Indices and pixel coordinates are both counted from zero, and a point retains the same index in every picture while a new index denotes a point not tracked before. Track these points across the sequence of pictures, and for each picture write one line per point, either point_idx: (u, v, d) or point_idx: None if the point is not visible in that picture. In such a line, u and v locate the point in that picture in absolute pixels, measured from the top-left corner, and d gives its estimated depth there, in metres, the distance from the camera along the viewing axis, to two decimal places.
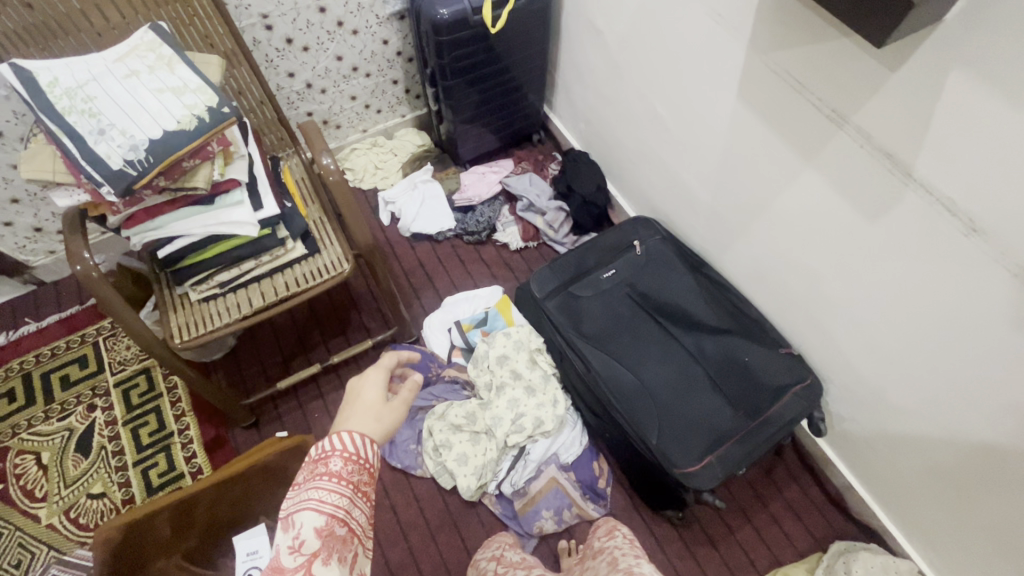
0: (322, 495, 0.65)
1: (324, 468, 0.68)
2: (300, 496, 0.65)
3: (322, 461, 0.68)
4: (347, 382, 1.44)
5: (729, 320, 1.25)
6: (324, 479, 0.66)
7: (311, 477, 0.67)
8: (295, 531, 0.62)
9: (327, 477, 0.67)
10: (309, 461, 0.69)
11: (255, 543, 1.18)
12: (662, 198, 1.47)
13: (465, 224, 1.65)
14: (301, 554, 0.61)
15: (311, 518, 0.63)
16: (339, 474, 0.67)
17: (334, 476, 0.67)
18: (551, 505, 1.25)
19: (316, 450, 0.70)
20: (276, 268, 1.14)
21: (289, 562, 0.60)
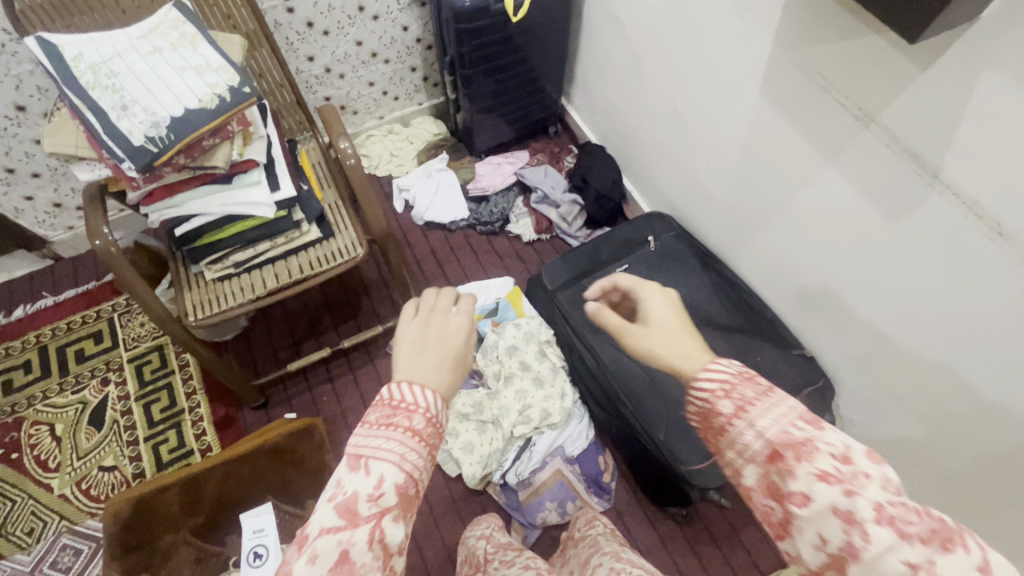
0: (402, 452, 0.52)
1: (405, 419, 0.54)
2: (375, 440, 0.53)
3: (404, 412, 0.55)
4: (356, 367, 1.45)
5: (741, 319, 1.24)
6: (405, 434, 0.53)
7: (388, 423, 0.54)
8: (373, 480, 0.50)
9: (407, 431, 0.53)
10: (387, 401, 0.56)
11: (262, 521, 1.18)
12: (678, 195, 1.46)
13: (478, 214, 1.64)
14: (376, 507, 0.50)
15: (390, 475, 0.51)
16: (423, 434, 0.54)
17: (415, 431, 0.54)
18: (555, 497, 1.25)
19: (398, 392, 0.56)
20: (291, 250, 1.15)
21: (363, 511, 0.50)
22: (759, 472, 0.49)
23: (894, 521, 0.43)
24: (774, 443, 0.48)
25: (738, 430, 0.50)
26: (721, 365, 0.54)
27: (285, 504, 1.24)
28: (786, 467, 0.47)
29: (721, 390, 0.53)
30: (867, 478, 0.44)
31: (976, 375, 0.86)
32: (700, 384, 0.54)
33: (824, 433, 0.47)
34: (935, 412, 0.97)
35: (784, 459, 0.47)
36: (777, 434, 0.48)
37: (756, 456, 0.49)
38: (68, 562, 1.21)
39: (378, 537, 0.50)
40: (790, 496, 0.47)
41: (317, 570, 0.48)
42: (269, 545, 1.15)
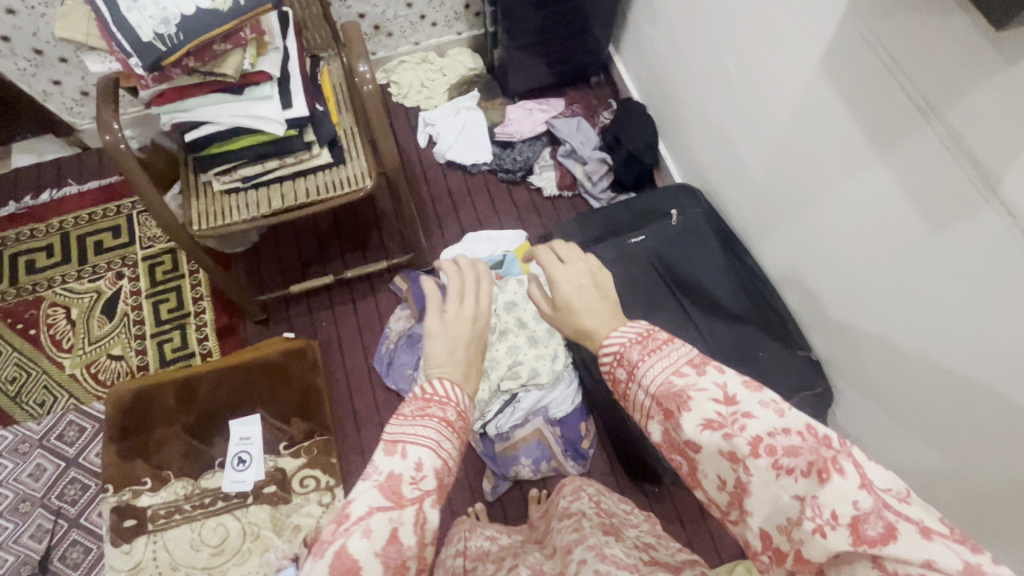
0: (436, 440, 0.61)
1: (438, 411, 0.63)
2: (413, 430, 0.61)
3: (437, 405, 0.63)
4: (357, 298, 1.45)
5: (752, 310, 1.18)
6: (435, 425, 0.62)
7: (422, 415, 0.62)
8: (414, 463, 0.58)
9: (441, 421, 0.62)
10: (421, 396, 0.64)
11: (249, 429, 1.24)
12: (712, 168, 1.36)
13: (501, 160, 1.58)
14: (417, 489, 0.57)
15: (427, 460, 0.59)
16: (453, 425, 0.63)
17: (446, 422, 0.63)
18: (530, 455, 1.27)
19: (431, 388, 0.65)
20: (300, 173, 1.13)
21: (407, 492, 0.57)
22: (663, 429, 0.59)
23: (770, 449, 0.50)
24: (664, 403, 0.58)
25: (637, 392, 0.61)
26: (618, 339, 0.63)
27: (275, 418, 1.25)
28: (676, 420, 0.57)
29: (616, 359, 0.64)
30: (742, 417, 0.52)
31: (984, 405, 0.80)
32: (605, 349, 0.64)
33: (699, 380, 0.56)
34: (929, 432, 0.92)
35: (672, 412, 0.57)
36: (660, 389, 0.58)
37: (656, 412, 0.59)
38: (72, 437, 1.30)
39: (420, 519, 0.56)
40: (688, 444, 0.56)
41: (371, 545, 0.53)
42: (255, 453, 1.22)
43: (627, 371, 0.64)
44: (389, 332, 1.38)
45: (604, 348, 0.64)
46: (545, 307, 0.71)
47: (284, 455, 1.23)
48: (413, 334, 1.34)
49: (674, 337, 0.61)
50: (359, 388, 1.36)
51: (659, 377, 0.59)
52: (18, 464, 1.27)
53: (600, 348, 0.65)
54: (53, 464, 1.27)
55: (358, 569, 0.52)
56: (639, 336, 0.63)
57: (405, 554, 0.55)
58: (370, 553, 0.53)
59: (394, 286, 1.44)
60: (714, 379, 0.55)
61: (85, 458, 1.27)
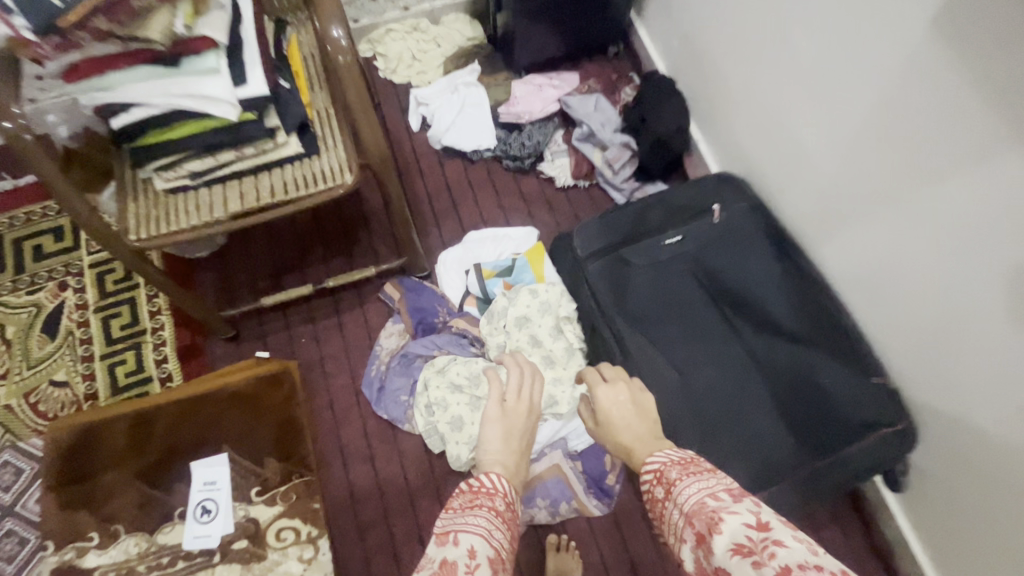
0: (488, 525, 0.65)
1: (486, 501, 0.69)
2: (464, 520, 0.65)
3: (484, 495, 0.69)
4: (342, 311, 1.24)
5: (814, 327, 0.98)
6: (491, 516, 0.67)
7: (472, 505, 0.68)
8: (466, 548, 0.61)
9: (491, 511, 0.67)
10: (469, 488, 0.71)
11: (214, 472, 1.05)
12: (760, 155, 1.15)
13: (507, 145, 1.35)
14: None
15: (483, 542, 0.62)
16: (502, 513, 0.69)
17: (495, 511, 0.68)
18: (548, 495, 1.09)
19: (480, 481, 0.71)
20: (263, 167, 0.91)
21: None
22: (693, 558, 0.55)
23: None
24: (698, 523, 0.55)
25: (676, 508, 0.59)
26: (660, 458, 0.65)
27: (245, 457, 1.06)
28: (705, 544, 0.53)
29: (656, 477, 0.64)
30: (772, 542, 0.49)
31: None
32: (647, 465, 0.66)
33: (732, 505, 0.55)
34: None
35: (703, 535, 0.54)
36: (692, 508, 0.57)
37: (692, 532, 0.55)
38: (8, 481, 1.10)
39: None
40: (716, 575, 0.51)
41: None
42: (221, 499, 1.02)
43: (664, 490, 0.63)
44: (379, 350, 1.19)
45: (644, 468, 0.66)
46: (590, 422, 0.77)
47: (257, 502, 1.03)
48: (408, 354, 1.15)
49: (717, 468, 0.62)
50: (346, 416, 1.17)
51: (694, 498, 0.58)
52: None
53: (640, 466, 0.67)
54: None
55: None
56: (682, 461, 0.64)
57: None
58: None
59: (385, 295, 1.24)
60: (749, 507, 0.54)
61: (23, 507, 1.08)
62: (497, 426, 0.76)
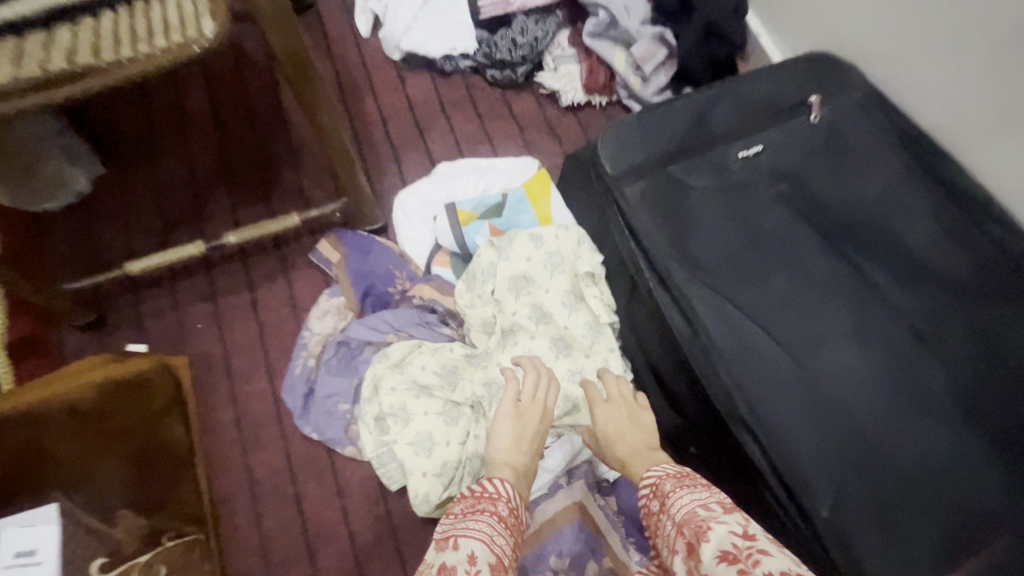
0: (490, 534, 0.46)
1: (490, 506, 0.50)
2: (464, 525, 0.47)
3: (488, 501, 0.51)
4: (257, 283, 0.85)
5: (1004, 278, 0.60)
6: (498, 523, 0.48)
7: (473, 512, 0.49)
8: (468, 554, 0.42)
9: (495, 516, 0.49)
10: (468, 494, 0.51)
11: (33, 539, 0.62)
12: (872, 26, 0.76)
13: (493, 47, 0.96)
14: None
15: (482, 551, 0.43)
16: (508, 521, 0.49)
17: (500, 518, 0.49)
18: (568, 551, 0.70)
19: (485, 485, 0.53)
20: (57, 12, 0.52)
21: None
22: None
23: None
24: (685, 532, 0.44)
25: (664, 525, 0.47)
26: (655, 471, 0.53)
27: (87, 510, 0.67)
28: (693, 557, 0.42)
29: (651, 492, 0.52)
30: (759, 552, 0.39)
31: None
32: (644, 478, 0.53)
33: (723, 516, 0.44)
34: None
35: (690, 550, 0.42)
36: (683, 517, 0.45)
37: (679, 546, 0.44)
38: None
39: None
40: None
41: None
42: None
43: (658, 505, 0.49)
44: (306, 339, 0.80)
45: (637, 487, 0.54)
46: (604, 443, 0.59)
47: None
48: (349, 341, 0.77)
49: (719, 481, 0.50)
50: (259, 438, 0.78)
51: (682, 507, 0.47)
52: None
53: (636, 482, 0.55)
54: None
55: None
56: (678, 473, 0.52)
57: None
58: None
59: (319, 257, 0.85)
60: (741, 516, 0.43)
61: None
62: (507, 427, 0.60)
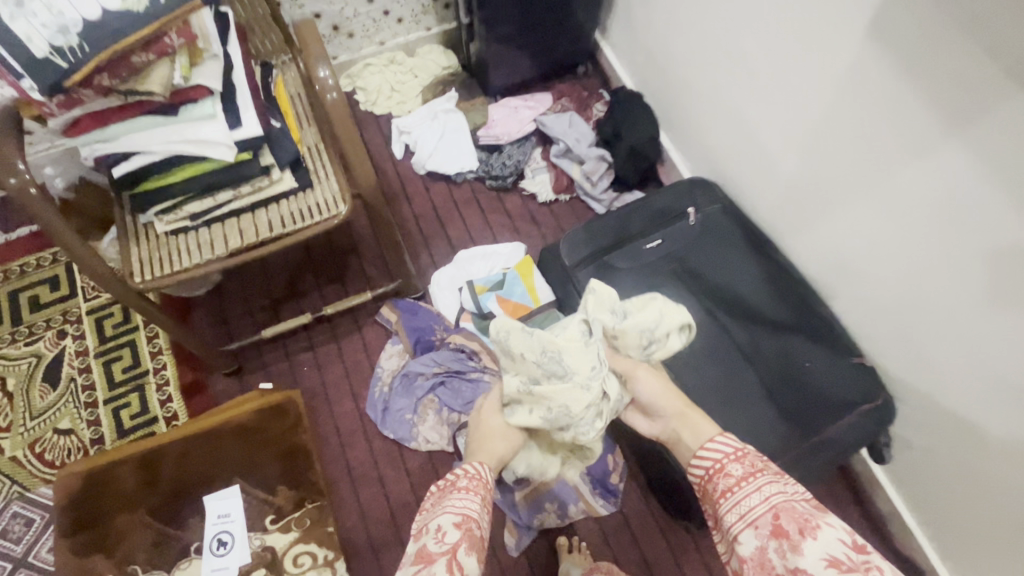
0: (460, 505, 0.67)
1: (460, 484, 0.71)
2: (441, 508, 0.67)
3: (456, 481, 0.71)
4: (341, 337, 1.28)
5: (795, 316, 1.04)
6: (472, 494, 0.69)
7: (445, 495, 0.70)
8: (435, 529, 0.64)
9: (463, 490, 0.70)
10: (439, 486, 0.72)
11: (227, 505, 1.06)
12: (727, 157, 1.21)
13: (489, 166, 1.42)
14: (444, 545, 0.62)
15: (448, 519, 0.65)
16: (474, 486, 0.71)
17: (467, 489, 0.70)
18: (555, 499, 1.12)
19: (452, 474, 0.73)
20: (259, 203, 0.95)
21: (436, 550, 0.62)
22: (759, 544, 0.61)
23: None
24: (779, 517, 0.60)
25: (746, 495, 0.64)
26: (725, 447, 0.69)
27: (257, 486, 1.09)
28: (790, 540, 0.58)
29: (732, 457, 0.68)
30: (873, 567, 0.53)
31: None
32: (715, 448, 0.70)
33: (827, 518, 0.58)
34: (1010, 450, 0.81)
35: (788, 534, 0.58)
36: (780, 504, 0.61)
37: (763, 523, 0.61)
38: (18, 533, 1.11)
39: (456, 566, 0.61)
40: (796, 572, 0.56)
41: None
42: (237, 532, 1.04)
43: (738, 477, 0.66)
44: (380, 373, 1.22)
45: (700, 457, 0.70)
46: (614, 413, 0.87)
47: (271, 531, 1.06)
48: (409, 373, 1.18)
49: (774, 469, 0.65)
50: (352, 441, 1.19)
51: (773, 495, 0.62)
52: None
53: (696, 459, 0.71)
54: None
55: None
56: (741, 454, 0.68)
57: None
58: None
59: (382, 318, 1.27)
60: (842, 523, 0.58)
61: (36, 557, 1.09)
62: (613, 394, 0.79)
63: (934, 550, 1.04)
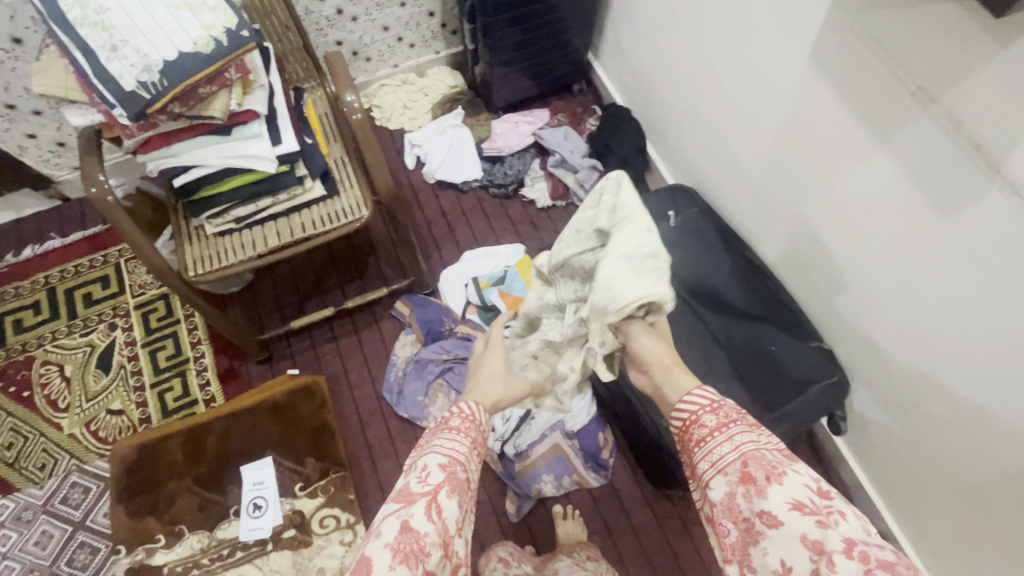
0: (447, 447, 0.70)
1: (455, 423, 0.74)
2: (430, 447, 0.70)
3: (452, 420, 0.75)
4: (360, 328, 1.43)
5: (762, 306, 1.17)
6: (460, 436, 0.72)
7: (438, 434, 0.73)
8: (421, 467, 0.66)
9: (454, 432, 0.73)
10: (435, 424, 0.75)
11: (261, 474, 1.21)
12: (704, 167, 1.36)
13: (492, 175, 1.57)
14: (426, 486, 0.64)
15: (433, 460, 0.67)
16: (462, 429, 0.74)
17: (455, 430, 0.73)
18: (552, 471, 1.25)
19: (448, 413, 0.77)
20: (294, 208, 1.11)
21: (418, 490, 0.64)
22: (728, 490, 0.65)
23: (864, 555, 0.53)
24: (748, 465, 0.63)
25: (721, 447, 0.67)
26: (699, 400, 0.73)
27: (287, 458, 1.23)
28: (757, 486, 0.62)
29: (706, 408, 0.72)
30: (837, 513, 0.56)
31: (994, 390, 0.82)
32: (690, 399, 0.74)
33: (794, 465, 0.62)
34: (943, 414, 0.93)
35: (756, 480, 0.62)
36: (750, 453, 0.64)
37: (732, 473, 0.65)
38: (77, 499, 1.26)
39: (434, 508, 0.63)
40: (761, 514, 0.60)
41: (382, 542, 0.59)
42: (270, 497, 1.18)
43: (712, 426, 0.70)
44: (396, 360, 1.37)
45: (679, 409, 0.75)
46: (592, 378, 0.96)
47: (300, 496, 1.20)
48: (421, 360, 1.32)
49: (746, 418, 0.69)
50: (370, 420, 1.33)
51: (743, 444, 0.66)
52: (22, 534, 1.23)
53: (675, 410, 0.76)
54: (60, 530, 1.23)
55: (369, 564, 0.57)
56: (712, 406, 0.72)
57: (422, 542, 0.60)
58: (382, 547, 0.58)
59: (397, 312, 1.42)
60: (809, 469, 0.61)
61: (93, 520, 1.24)
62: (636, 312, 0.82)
63: (890, 513, 1.16)
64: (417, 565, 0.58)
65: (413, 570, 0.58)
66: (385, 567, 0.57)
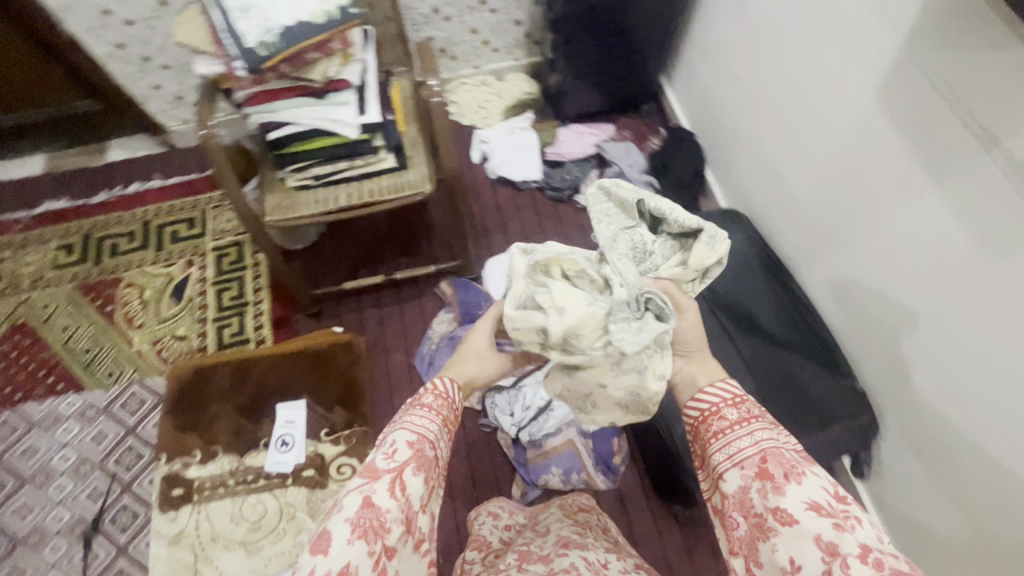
0: (418, 425, 0.68)
1: (428, 400, 0.72)
2: (400, 423, 0.69)
3: (426, 397, 0.73)
4: (404, 300, 1.52)
5: (797, 338, 1.17)
6: (431, 414, 0.70)
7: (409, 411, 0.71)
8: (388, 444, 0.65)
9: (426, 408, 0.71)
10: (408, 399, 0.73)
11: (293, 414, 1.30)
12: (760, 196, 1.37)
13: (550, 178, 1.64)
14: (392, 463, 0.63)
15: (402, 437, 0.66)
16: (435, 407, 0.71)
17: (429, 407, 0.71)
18: (561, 465, 1.27)
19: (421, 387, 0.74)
20: (366, 175, 1.21)
21: (383, 466, 0.63)
22: (742, 483, 0.62)
23: (878, 562, 0.50)
24: (767, 461, 0.60)
25: (738, 439, 0.64)
26: (720, 391, 0.70)
27: (320, 404, 1.32)
28: (775, 483, 0.59)
29: (727, 402, 0.68)
30: (854, 518, 0.54)
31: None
32: (710, 391, 0.70)
33: (814, 466, 0.59)
34: (973, 469, 0.90)
35: (773, 477, 0.59)
36: (770, 449, 0.61)
37: (749, 468, 0.62)
38: (134, 408, 1.40)
39: (398, 486, 0.62)
40: (775, 511, 0.57)
41: (343, 516, 0.59)
42: (298, 437, 1.27)
43: (732, 419, 0.67)
44: (432, 334, 1.44)
45: (698, 400, 0.71)
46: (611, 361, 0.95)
47: (324, 441, 1.28)
48: (455, 337, 1.39)
49: (768, 415, 0.66)
50: (399, 386, 1.41)
51: (764, 440, 0.63)
52: (83, 428, 1.38)
53: (693, 402, 0.72)
54: (115, 431, 1.37)
55: (328, 538, 0.57)
56: (733, 400, 0.68)
57: (383, 517, 0.60)
58: (342, 521, 0.58)
59: (440, 290, 1.50)
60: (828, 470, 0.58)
61: (143, 428, 1.37)
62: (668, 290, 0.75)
63: None
64: (376, 540, 0.59)
65: (371, 544, 0.58)
66: (343, 543, 0.57)
